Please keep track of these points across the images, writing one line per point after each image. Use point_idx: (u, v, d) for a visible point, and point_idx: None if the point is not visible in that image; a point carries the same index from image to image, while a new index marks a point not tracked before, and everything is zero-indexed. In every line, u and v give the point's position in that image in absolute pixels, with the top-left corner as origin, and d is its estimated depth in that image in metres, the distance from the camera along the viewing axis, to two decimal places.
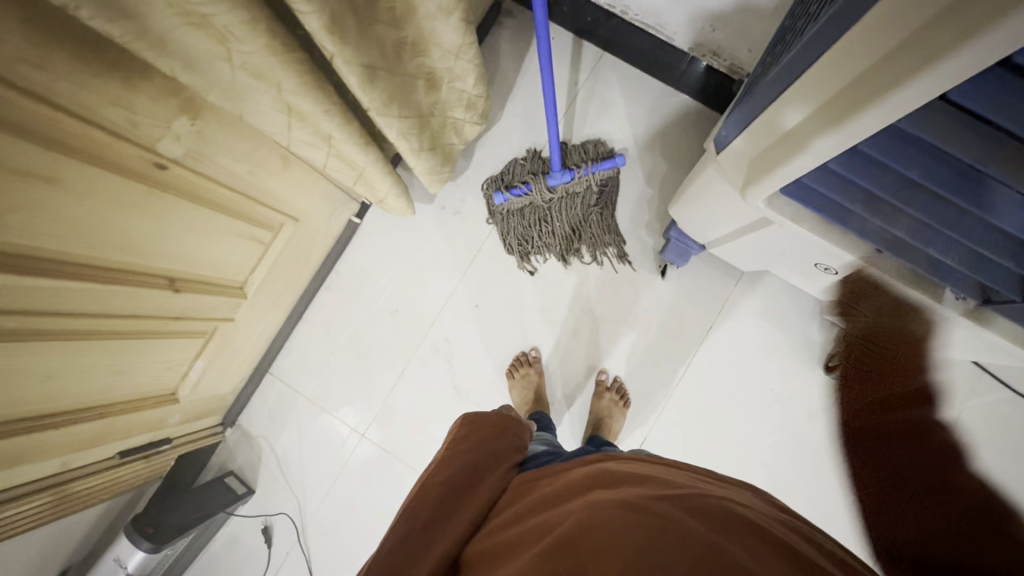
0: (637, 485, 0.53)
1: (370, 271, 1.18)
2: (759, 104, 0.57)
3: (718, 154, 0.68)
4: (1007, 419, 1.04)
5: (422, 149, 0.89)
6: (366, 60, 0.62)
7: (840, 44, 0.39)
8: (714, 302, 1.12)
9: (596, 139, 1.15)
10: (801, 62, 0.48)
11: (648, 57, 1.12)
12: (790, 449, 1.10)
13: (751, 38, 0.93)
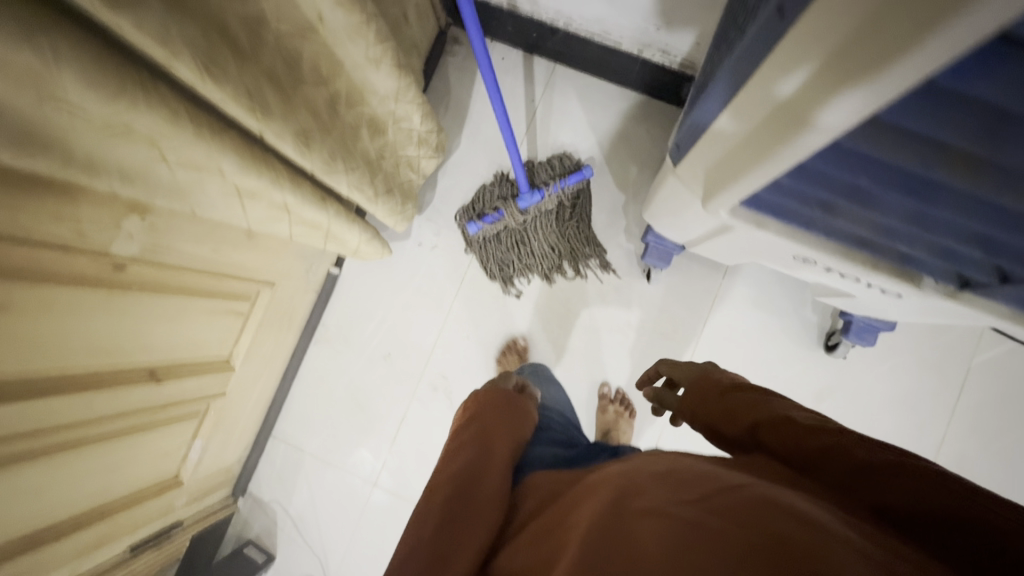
0: (655, 477, 0.45)
1: (357, 318, 1.17)
2: (705, 112, 0.54)
3: (673, 165, 0.67)
4: (1016, 370, 1.03)
5: (382, 195, 0.89)
6: (302, 127, 0.61)
7: (778, 55, 0.37)
8: (704, 298, 1.11)
9: (561, 152, 1.14)
10: (740, 69, 0.45)
11: (598, 63, 1.11)
12: None
13: (694, 33, 0.92)
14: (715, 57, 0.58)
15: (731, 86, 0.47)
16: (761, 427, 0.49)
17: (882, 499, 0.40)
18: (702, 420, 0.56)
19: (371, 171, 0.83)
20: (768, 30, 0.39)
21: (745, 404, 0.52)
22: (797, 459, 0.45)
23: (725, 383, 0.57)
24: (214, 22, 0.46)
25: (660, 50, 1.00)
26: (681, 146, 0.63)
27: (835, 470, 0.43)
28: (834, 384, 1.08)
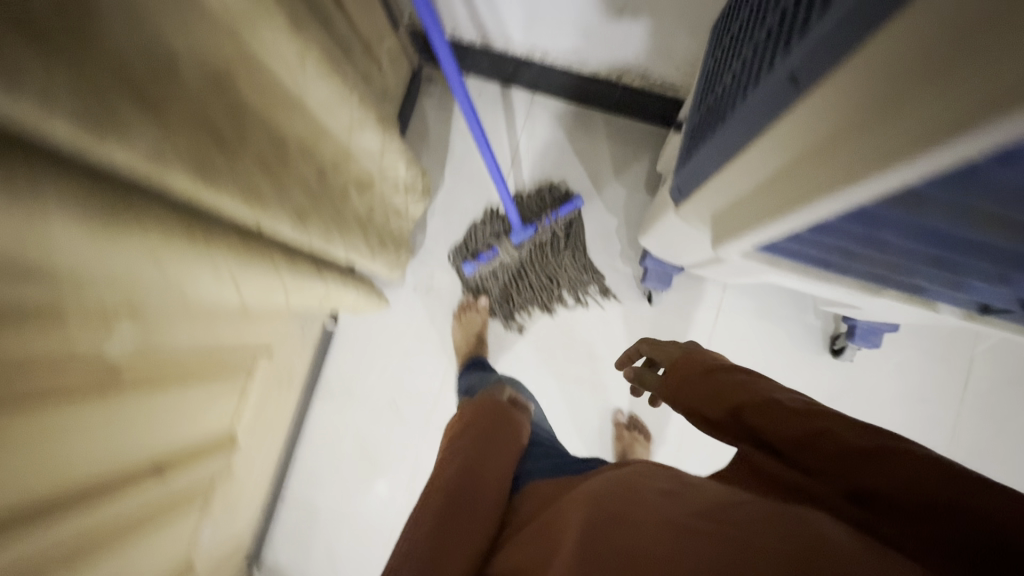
0: (660, 494, 0.46)
1: (359, 369, 1.15)
2: (708, 159, 0.53)
3: (673, 204, 0.66)
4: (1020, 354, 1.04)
5: (379, 250, 0.86)
6: (298, 205, 0.59)
7: (791, 122, 0.37)
8: (707, 313, 1.11)
9: (549, 181, 1.13)
10: (747, 124, 0.44)
11: (578, 90, 1.11)
12: None
13: (674, 57, 0.92)
14: (709, 100, 0.57)
15: (738, 140, 0.46)
16: (747, 410, 0.51)
17: (872, 481, 0.43)
18: (682, 400, 0.57)
19: (365, 230, 0.81)
20: (783, 91, 0.38)
21: (731, 385, 0.53)
22: (784, 440, 0.48)
23: (710, 362, 0.58)
24: (207, 122, 0.44)
25: (641, 73, 1.00)
26: (682, 190, 0.62)
27: (820, 452, 0.46)
28: (844, 387, 1.08)
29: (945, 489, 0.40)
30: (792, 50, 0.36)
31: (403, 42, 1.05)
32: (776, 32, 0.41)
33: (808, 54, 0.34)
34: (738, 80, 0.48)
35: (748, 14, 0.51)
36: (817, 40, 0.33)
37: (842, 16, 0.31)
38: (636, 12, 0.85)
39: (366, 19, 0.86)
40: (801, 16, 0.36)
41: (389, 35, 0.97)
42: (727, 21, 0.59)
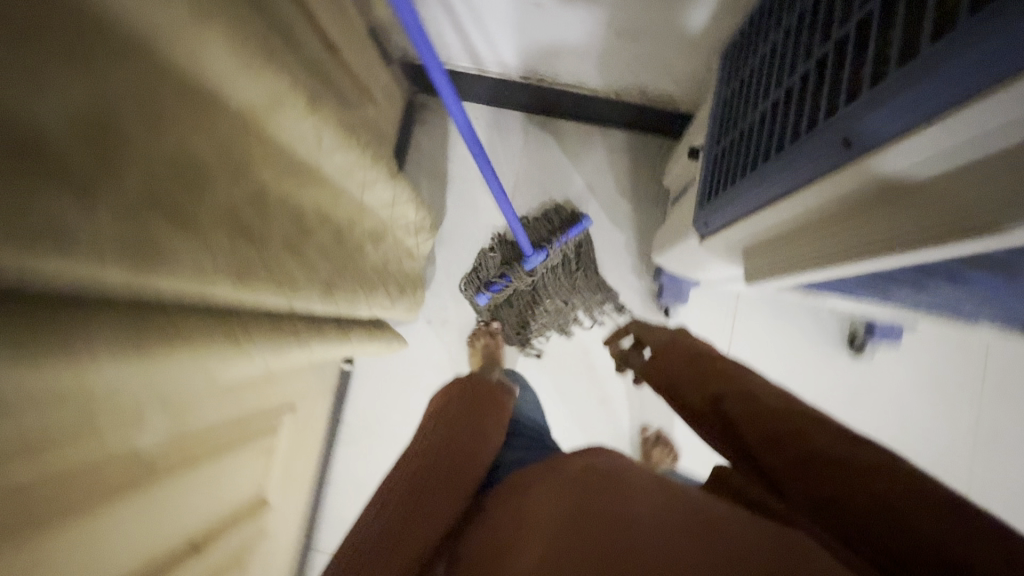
0: (645, 496, 0.43)
1: (381, 408, 1.13)
2: (738, 202, 0.51)
3: (699, 237, 0.66)
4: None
5: (397, 297, 0.85)
6: (323, 276, 0.58)
7: (820, 189, 0.38)
8: (723, 323, 1.09)
9: (555, 203, 1.11)
10: (782, 175, 0.42)
11: (577, 109, 1.10)
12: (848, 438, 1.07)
13: (675, 74, 0.91)
14: (733, 137, 0.56)
15: (773, 189, 0.44)
16: (725, 401, 0.47)
17: (836, 494, 0.40)
18: (665, 382, 0.53)
19: (383, 280, 0.79)
20: (826, 150, 0.36)
21: (714, 372, 0.50)
22: (758, 438, 0.44)
23: (700, 348, 0.53)
24: (239, 220, 0.43)
25: (641, 90, 0.99)
26: (710, 226, 0.60)
27: (794, 454, 0.42)
28: (868, 385, 1.08)
29: (917, 512, 0.37)
30: (835, 109, 0.34)
31: (396, 76, 1.03)
32: (812, 83, 0.39)
33: (854, 117, 0.32)
34: (769, 124, 0.46)
35: (772, 53, 0.49)
36: (865, 104, 0.31)
37: (894, 82, 0.29)
38: (635, 34, 0.84)
39: (361, 62, 0.84)
40: (844, 73, 0.35)
41: (383, 72, 0.95)
42: (745, 53, 0.58)
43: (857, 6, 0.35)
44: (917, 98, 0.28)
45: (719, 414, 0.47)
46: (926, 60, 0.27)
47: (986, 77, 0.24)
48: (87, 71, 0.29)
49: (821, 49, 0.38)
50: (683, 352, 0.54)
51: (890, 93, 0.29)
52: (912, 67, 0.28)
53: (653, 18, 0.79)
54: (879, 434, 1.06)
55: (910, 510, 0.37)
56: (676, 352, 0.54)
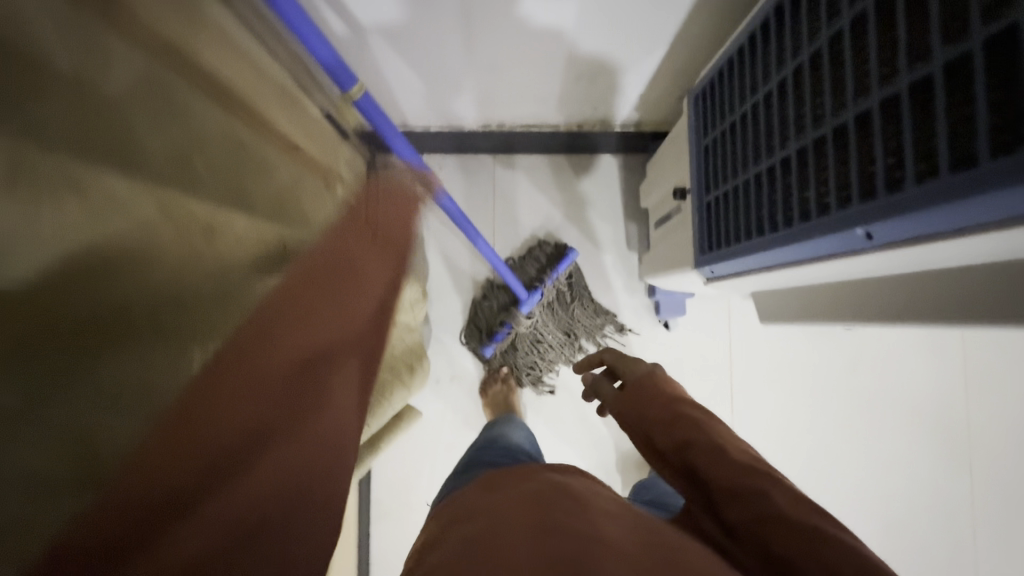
0: (608, 515, 0.46)
1: (405, 481, 1.08)
2: (746, 260, 0.53)
3: (706, 279, 0.68)
4: None
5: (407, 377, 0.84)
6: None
7: (858, 260, 0.40)
8: (719, 324, 1.09)
9: (538, 238, 1.12)
10: (794, 248, 0.44)
11: (539, 144, 1.10)
12: (869, 416, 1.04)
13: (631, 100, 0.93)
14: (725, 192, 0.58)
15: (789, 255, 0.47)
16: (693, 446, 0.50)
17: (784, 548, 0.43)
18: (635, 424, 0.56)
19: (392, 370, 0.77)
20: (843, 237, 0.38)
21: (685, 419, 0.52)
22: (720, 488, 0.47)
23: (670, 393, 0.56)
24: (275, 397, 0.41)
25: (600, 118, 1.01)
26: (715, 271, 0.63)
27: (752, 506, 0.45)
28: (882, 361, 1.05)
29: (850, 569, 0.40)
30: (851, 204, 0.36)
31: (356, 146, 1.01)
32: (812, 165, 0.42)
33: (871, 219, 0.35)
34: (769, 191, 0.48)
35: (754, 116, 0.52)
36: (883, 209, 0.33)
37: (912, 197, 0.31)
38: (592, 75, 0.84)
39: (322, 149, 0.82)
40: (851, 166, 0.37)
41: (343, 147, 0.93)
42: (722, 105, 0.60)
43: (851, 100, 0.37)
44: (948, 212, 0.30)
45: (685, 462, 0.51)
46: (952, 184, 0.29)
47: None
48: (106, 354, 0.31)
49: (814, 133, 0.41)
50: (655, 390, 0.56)
51: (909, 207, 0.32)
52: (935, 187, 0.30)
53: (608, 60, 0.79)
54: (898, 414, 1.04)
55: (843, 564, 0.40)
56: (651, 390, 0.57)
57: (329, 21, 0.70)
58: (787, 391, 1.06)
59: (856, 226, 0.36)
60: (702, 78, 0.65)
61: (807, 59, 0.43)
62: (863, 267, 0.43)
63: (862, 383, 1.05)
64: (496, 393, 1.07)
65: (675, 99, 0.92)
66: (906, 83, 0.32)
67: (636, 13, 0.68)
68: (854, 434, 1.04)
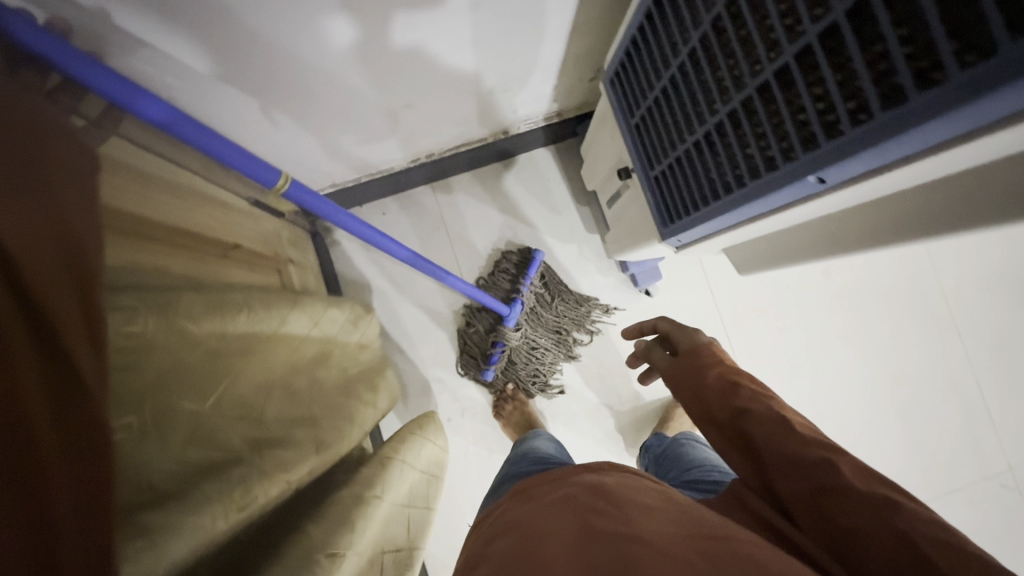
0: (644, 509, 0.38)
1: (450, 532, 1.05)
2: (705, 227, 0.56)
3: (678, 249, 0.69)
4: (995, 245, 1.09)
5: (381, 398, 0.72)
6: (308, 440, 0.51)
7: (825, 200, 0.43)
8: (695, 276, 1.11)
9: (501, 249, 1.10)
10: (752, 206, 0.47)
11: (471, 160, 1.08)
12: (858, 316, 1.08)
13: (545, 95, 0.93)
14: (667, 166, 0.60)
15: (746, 215, 0.49)
16: (752, 415, 0.45)
17: (850, 523, 0.38)
18: (686, 392, 0.51)
19: (360, 399, 0.66)
20: (797, 187, 0.41)
21: (743, 387, 0.47)
22: (776, 459, 0.42)
23: (729, 364, 0.51)
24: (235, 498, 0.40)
25: (523, 118, 1.00)
26: (678, 241, 0.65)
27: (810, 476, 0.40)
28: (857, 270, 1.09)
29: (931, 549, 0.34)
30: (797, 156, 0.39)
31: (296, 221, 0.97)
32: (743, 126, 0.44)
33: (823, 165, 0.37)
34: (711, 157, 0.50)
35: (670, 92, 0.54)
36: (831, 155, 0.36)
37: (857, 137, 0.34)
38: (506, 84, 0.83)
39: (260, 238, 0.79)
40: (785, 121, 0.40)
41: (282, 227, 0.90)
42: (638, 83, 0.62)
43: (766, 61, 0.39)
44: (894, 143, 0.33)
45: (738, 430, 0.46)
46: (891, 120, 0.32)
47: (967, 121, 0.29)
48: None
49: (737, 99, 0.43)
50: (709, 359, 0.52)
51: (856, 148, 0.34)
52: (876, 124, 0.33)
53: (518, 66, 0.79)
54: (883, 307, 1.08)
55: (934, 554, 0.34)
56: (706, 356, 0.52)
57: (228, 115, 0.66)
58: (777, 314, 1.09)
59: (807, 174, 0.39)
60: (611, 62, 0.66)
61: (708, 28, 0.44)
62: (824, 206, 0.46)
63: (842, 284, 1.09)
64: (512, 411, 1.05)
65: (588, 80, 0.93)
66: (814, 35, 0.35)
67: (529, 21, 0.69)
68: (851, 335, 1.08)
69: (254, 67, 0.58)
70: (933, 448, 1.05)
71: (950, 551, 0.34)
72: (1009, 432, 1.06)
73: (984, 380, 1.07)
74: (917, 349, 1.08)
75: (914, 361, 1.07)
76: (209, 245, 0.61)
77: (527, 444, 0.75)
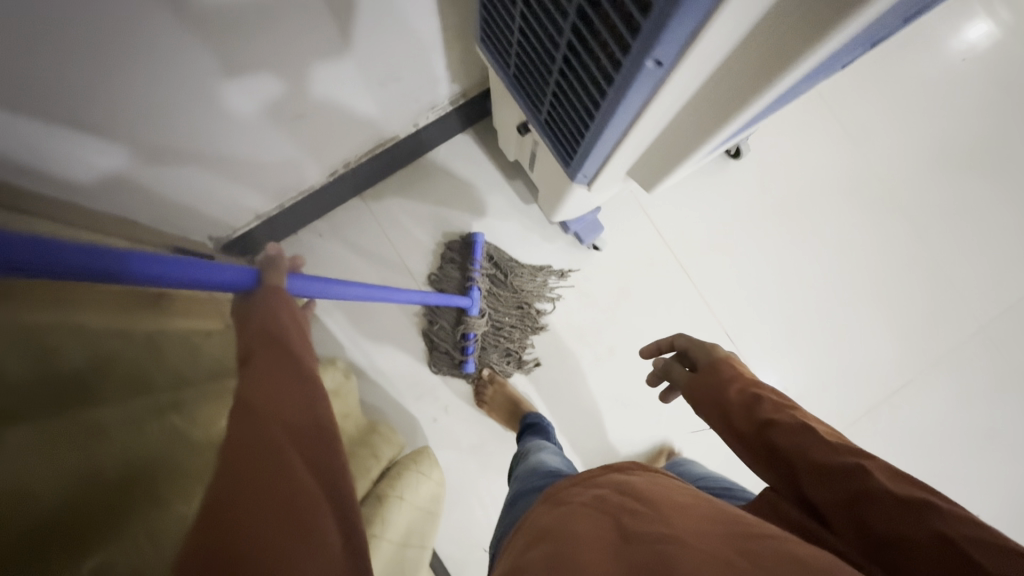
0: (679, 507, 0.39)
1: (467, 528, 1.05)
2: (601, 144, 0.62)
3: (593, 184, 0.74)
4: (892, 122, 1.16)
5: (383, 449, 0.74)
6: None
7: (678, 82, 0.49)
8: (636, 219, 1.13)
9: (444, 240, 1.08)
10: (622, 109, 0.54)
11: (392, 160, 1.03)
12: (791, 218, 1.14)
13: (443, 78, 0.89)
14: (554, 94, 0.66)
15: (624, 118, 0.56)
16: (778, 425, 0.47)
17: (891, 527, 0.39)
18: (709, 406, 0.53)
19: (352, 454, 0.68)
20: (643, 75, 0.47)
21: (769, 402, 0.49)
22: (810, 467, 0.44)
23: (748, 379, 0.53)
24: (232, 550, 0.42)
25: (428, 107, 0.96)
26: (587, 171, 0.71)
27: (847, 485, 0.41)
28: (778, 175, 1.15)
29: (976, 551, 0.36)
30: (631, 48, 0.45)
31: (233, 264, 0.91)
32: (589, 38, 0.51)
33: (651, 46, 0.43)
34: (581, 70, 0.56)
35: (528, 31, 0.60)
36: (653, 36, 0.43)
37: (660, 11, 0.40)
38: (395, 74, 0.80)
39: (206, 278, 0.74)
40: (613, 19, 0.46)
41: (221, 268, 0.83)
42: (501, 29, 0.67)
43: None
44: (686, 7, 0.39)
45: (765, 440, 0.47)
46: None
47: None
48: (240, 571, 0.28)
49: (571, 13, 0.50)
50: (728, 374, 0.54)
51: (663, 20, 0.41)
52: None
53: (399, 51, 0.75)
54: (809, 205, 1.14)
55: (990, 563, 0.35)
56: (725, 373, 0.54)
57: (180, 187, 0.73)
58: (718, 235, 1.13)
59: (645, 60, 0.45)
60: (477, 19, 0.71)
61: None
62: (682, 91, 0.52)
63: (770, 198, 1.14)
64: (494, 395, 1.05)
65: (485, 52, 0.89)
66: None
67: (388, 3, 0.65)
68: (789, 238, 1.13)
69: (185, 143, 0.66)
70: (890, 323, 1.11)
71: (995, 553, 0.35)
72: (953, 290, 1.12)
73: (921, 248, 1.13)
74: (854, 239, 1.13)
75: (852, 245, 1.13)
76: (162, 309, 0.57)
77: (532, 463, 0.74)
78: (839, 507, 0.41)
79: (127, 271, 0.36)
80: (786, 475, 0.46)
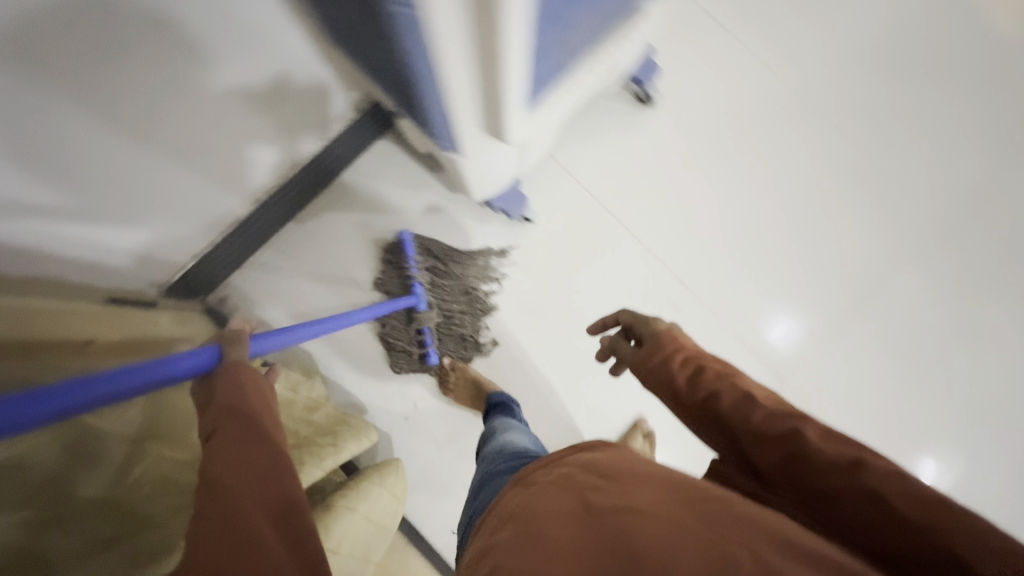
0: (645, 476, 0.41)
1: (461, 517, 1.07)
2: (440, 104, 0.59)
3: (460, 146, 0.71)
4: (797, 43, 1.18)
5: (347, 440, 0.82)
6: None
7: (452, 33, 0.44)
8: (563, 184, 1.14)
9: (378, 241, 1.07)
10: (421, 63, 0.49)
11: (306, 175, 0.98)
12: (715, 154, 1.16)
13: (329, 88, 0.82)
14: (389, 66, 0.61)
15: (432, 75, 0.52)
16: (724, 396, 0.50)
17: (824, 484, 0.42)
18: (657, 380, 0.55)
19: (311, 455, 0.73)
20: (405, 21, 0.43)
21: (713, 374, 0.52)
22: (753, 437, 0.47)
23: (692, 350, 0.55)
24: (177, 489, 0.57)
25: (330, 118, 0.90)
26: (451, 135, 0.68)
27: (786, 448, 0.44)
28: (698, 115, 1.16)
29: (898, 499, 0.39)
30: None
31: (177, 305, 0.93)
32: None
33: None
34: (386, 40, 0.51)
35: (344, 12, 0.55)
36: None
37: None
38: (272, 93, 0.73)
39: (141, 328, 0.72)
40: None
41: (162, 313, 0.82)
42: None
43: None
44: None
45: (712, 411, 0.50)
46: None
47: None
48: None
49: None
50: (674, 347, 0.56)
51: None
52: None
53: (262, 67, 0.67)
54: (733, 139, 1.16)
55: (914, 513, 0.38)
56: (671, 346, 0.56)
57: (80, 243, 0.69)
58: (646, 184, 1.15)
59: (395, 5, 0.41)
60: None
61: None
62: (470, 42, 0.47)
63: (694, 140, 1.15)
64: (458, 379, 1.05)
65: None
66: None
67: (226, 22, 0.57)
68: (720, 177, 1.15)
69: (74, 205, 0.62)
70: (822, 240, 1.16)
71: (913, 500, 0.39)
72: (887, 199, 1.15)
73: (850, 162, 1.16)
74: (778, 166, 1.15)
75: (779, 169, 1.16)
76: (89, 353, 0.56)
77: (498, 442, 0.76)
78: (778, 471, 0.45)
79: (174, 369, 0.43)
80: (732, 445, 0.49)
